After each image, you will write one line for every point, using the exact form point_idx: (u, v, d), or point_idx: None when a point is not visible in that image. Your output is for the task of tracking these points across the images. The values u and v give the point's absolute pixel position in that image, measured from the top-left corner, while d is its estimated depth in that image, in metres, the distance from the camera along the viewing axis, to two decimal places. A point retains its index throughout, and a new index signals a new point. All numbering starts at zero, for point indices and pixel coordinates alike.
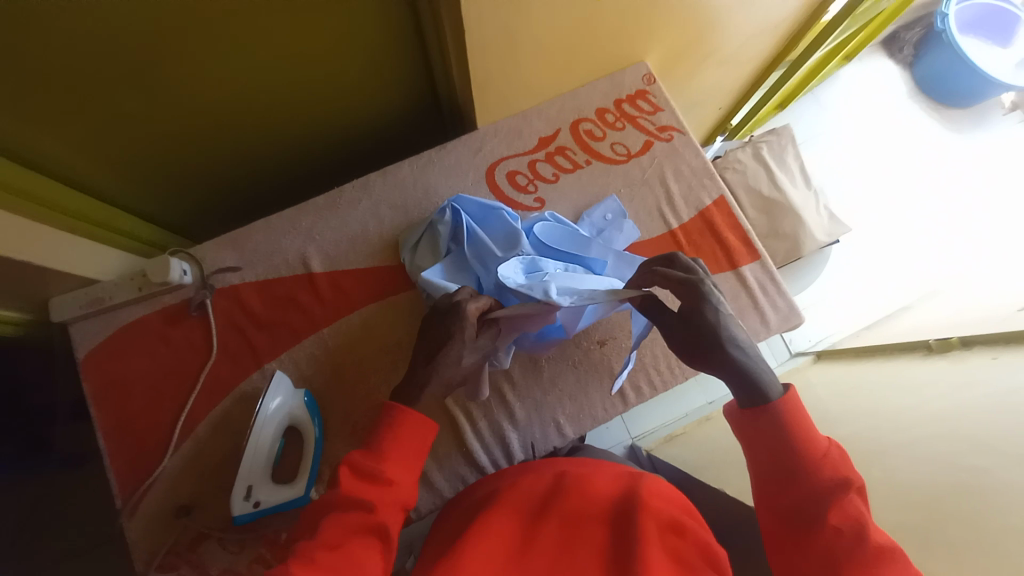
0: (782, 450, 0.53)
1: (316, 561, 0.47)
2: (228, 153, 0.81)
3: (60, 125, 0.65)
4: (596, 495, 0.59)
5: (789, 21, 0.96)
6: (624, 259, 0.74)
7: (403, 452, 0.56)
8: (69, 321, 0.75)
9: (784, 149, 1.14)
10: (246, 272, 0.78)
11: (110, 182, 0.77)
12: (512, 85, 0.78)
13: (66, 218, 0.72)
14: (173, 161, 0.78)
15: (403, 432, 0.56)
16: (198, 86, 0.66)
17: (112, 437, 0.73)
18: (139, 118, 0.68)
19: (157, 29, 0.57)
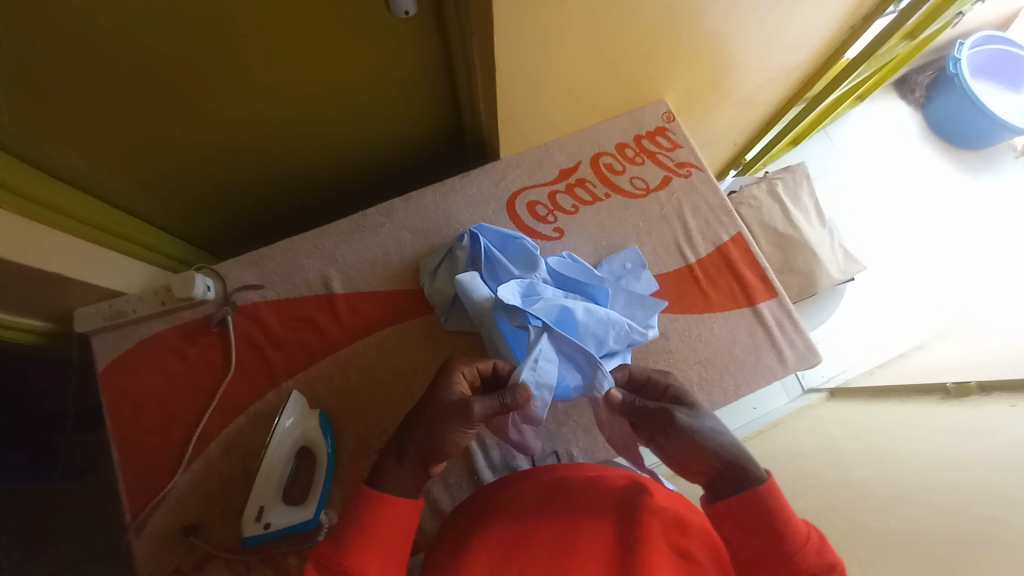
0: (760, 534, 0.51)
1: None
2: (253, 174, 0.83)
3: (99, 140, 0.67)
4: (596, 499, 0.57)
5: (805, 64, 0.98)
6: (635, 297, 0.76)
7: (376, 542, 0.50)
8: (91, 333, 0.77)
9: (799, 186, 1.15)
10: (267, 290, 0.79)
11: (140, 197, 0.79)
12: (536, 118, 0.80)
13: (96, 230, 0.74)
14: (202, 179, 0.80)
15: (382, 520, 0.51)
16: (233, 107, 0.69)
17: (125, 450, 0.73)
18: (174, 137, 0.71)
19: (200, 53, 0.60)
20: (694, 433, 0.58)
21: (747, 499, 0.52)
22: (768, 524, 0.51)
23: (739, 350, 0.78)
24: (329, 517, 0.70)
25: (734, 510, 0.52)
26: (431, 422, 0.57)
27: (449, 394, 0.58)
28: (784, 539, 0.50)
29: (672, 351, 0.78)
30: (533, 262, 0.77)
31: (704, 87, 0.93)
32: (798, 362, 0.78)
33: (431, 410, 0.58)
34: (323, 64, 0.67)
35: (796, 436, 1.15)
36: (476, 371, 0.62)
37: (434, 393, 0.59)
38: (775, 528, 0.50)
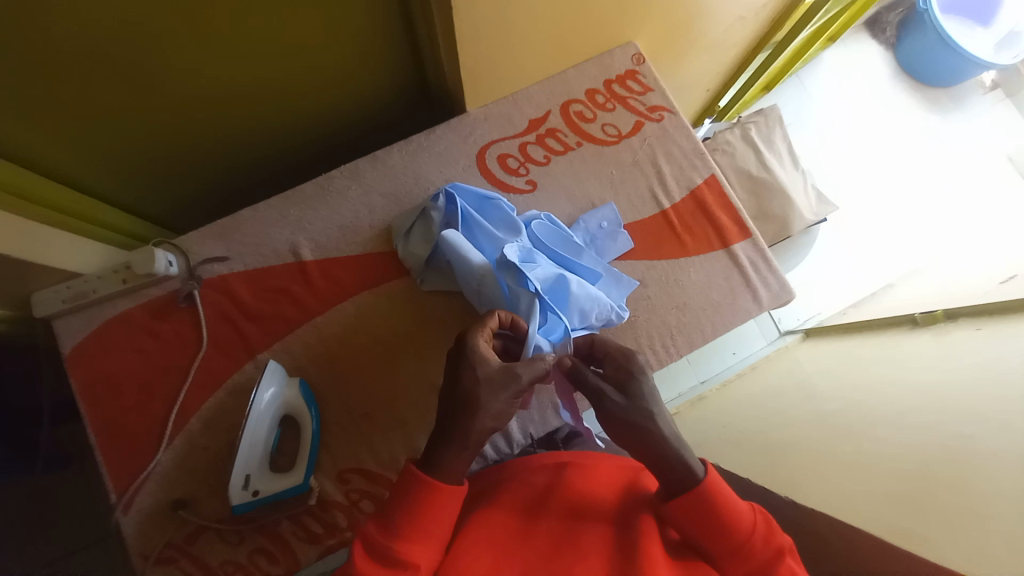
0: (705, 532, 0.53)
1: None
2: (206, 142, 0.78)
3: (30, 110, 0.62)
4: (599, 493, 0.61)
5: (776, 0, 0.96)
6: (611, 275, 0.75)
7: (427, 523, 0.52)
8: (52, 316, 0.73)
9: (772, 130, 1.15)
10: (234, 262, 0.77)
11: (86, 172, 0.74)
12: (501, 67, 0.77)
13: (42, 208, 0.70)
14: (152, 150, 0.75)
15: (434, 509, 0.53)
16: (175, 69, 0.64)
17: (102, 432, 0.71)
18: (114, 104, 0.66)
19: (130, 9, 0.55)
20: (632, 424, 0.56)
21: (692, 503, 0.53)
22: (711, 521, 0.53)
23: (716, 292, 0.79)
24: (318, 481, 0.70)
25: (681, 514, 0.53)
26: (480, 402, 0.55)
27: (485, 367, 0.56)
28: (725, 535, 0.52)
29: (650, 297, 0.78)
30: (518, 231, 0.74)
31: (674, 29, 0.90)
32: (773, 301, 0.80)
33: (475, 392, 0.55)
34: (265, 16, 0.62)
35: (773, 376, 1.18)
36: (490, 332, 0.61)
37: (468, 375, 0.56)
38: (719, 526, 0.52)
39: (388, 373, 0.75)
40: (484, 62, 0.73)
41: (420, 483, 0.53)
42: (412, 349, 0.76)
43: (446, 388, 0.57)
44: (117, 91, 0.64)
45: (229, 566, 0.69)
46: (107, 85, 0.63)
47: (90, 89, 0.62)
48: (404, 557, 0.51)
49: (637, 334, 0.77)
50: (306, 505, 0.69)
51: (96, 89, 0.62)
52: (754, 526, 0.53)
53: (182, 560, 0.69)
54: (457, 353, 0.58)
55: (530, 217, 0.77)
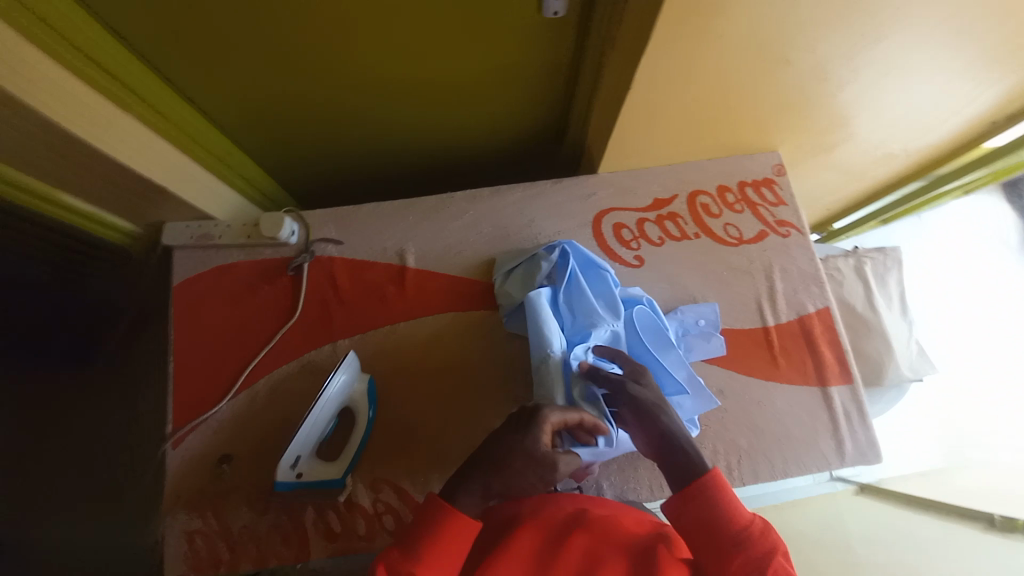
0: (705, 530, 0.51)
1: None
2: (356, 138, 0.82)
3: (233, 82, 0.68)
4: (610, 527, 0.56)
5: (935, 146, 0.92)
6: (693, 387, 0.71)
7: (440, 563, 0.49)
8: (176, 247, 0.79)
9: (888, 271, 1.09)
10: (345, 248, 0.81)
11: (253, 139, 0.81)
12: (646, 142, 0.78)
13: (205, 154, 0.76)
14: (316, 136, 0.81)
15: (447, 538, 0.50)
16: (361, 75, 0.69)
17: (181, 365, 0.76)
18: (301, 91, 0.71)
19: (346, 20, 0.60)
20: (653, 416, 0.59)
21: (693, 490, 0.53)
22: (711, 514, 0.52)
23: (797, 427, 0.75)
24: (352, 483, 0.71)
25: (684, 503, 0.53)
26: (514, 468, 0.54)
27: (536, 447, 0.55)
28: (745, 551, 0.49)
29: (727, 411, 0.75)
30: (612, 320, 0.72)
31: (821, 147, 0.89)
32: (856, 459, 0.74)
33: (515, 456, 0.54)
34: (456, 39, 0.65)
35: (813, 522, 1.09)
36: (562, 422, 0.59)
37: (523, 444, 0.55)
38: (728, 532, 0.50)
39: (449, 399, 0.75)
40: (635, 131, 0.74)
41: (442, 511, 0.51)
42: (478, 383, 0.76)
43: (497, 439, 0.56)
44: (303, 81, 0.69)
45: (246, 534, 0.70)
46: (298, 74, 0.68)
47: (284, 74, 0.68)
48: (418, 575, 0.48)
49: (703, 443, 0.74)
50: (334, 500, 0.70)
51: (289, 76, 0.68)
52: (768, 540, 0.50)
53: (207, 510, 0.71)
54: (523, 417, 0.57)
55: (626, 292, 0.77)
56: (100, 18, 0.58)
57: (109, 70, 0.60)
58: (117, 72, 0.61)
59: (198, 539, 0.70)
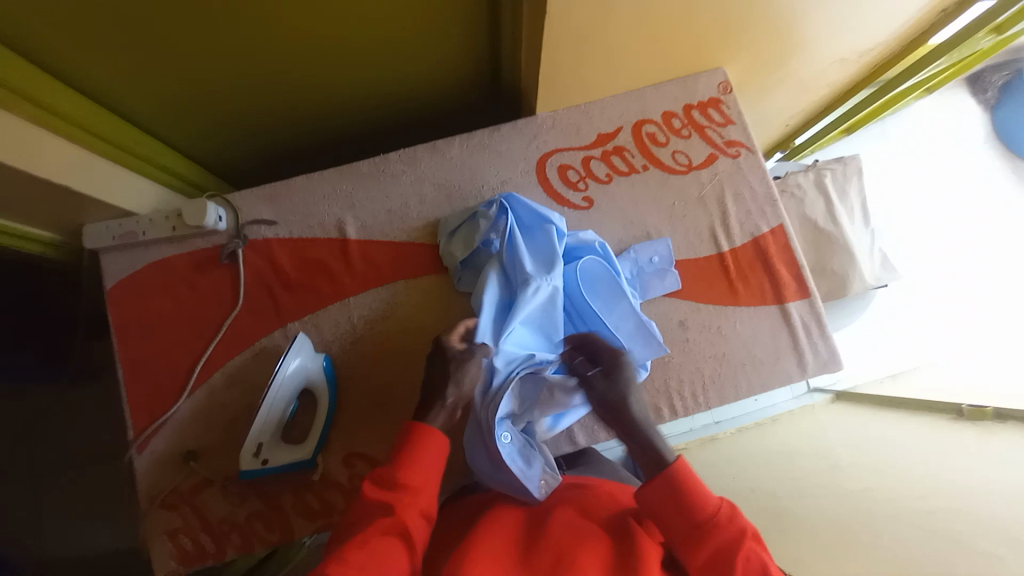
0: (676, 518, 0.53)
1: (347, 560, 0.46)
2: (272, 105, 0.76)
3: (113, 54, 0.61)
4: (587, 502, 0.58)
5: (888, 43, 0.87)
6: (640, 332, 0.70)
7: (426, 465, 0.55)
8: (101, 250, 0.75)
9: (848, 181, 1.07)
10: (281, 228, 0.77)
11: (160, 120, 0.74)
12: (580, 75, 0.73)
13: (107, 144, 0.70)
14: (226, 109, 0.75)
15: (424, 453, 0.56)
16: (254, 35, 0.63)
17: (130, 370, 0.73)
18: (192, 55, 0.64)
19: None
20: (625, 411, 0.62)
21: (663, 481, 0.54)
22: (680, 503, 0.53)
23: (758, 348, 0.75)
24: (324, 461, 0.71)
25: (655, 493, 0.54)
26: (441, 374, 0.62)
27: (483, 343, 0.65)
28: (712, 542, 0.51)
29: (690, 341, 0.75)
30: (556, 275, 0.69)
31: (768, 59, 0.84)
32: (818, 369, 0.75)
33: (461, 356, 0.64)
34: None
35: (792, 437, 1.13)
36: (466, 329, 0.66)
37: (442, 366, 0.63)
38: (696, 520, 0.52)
39: (410, 368, 0.74)
40: (565, 64, 0.69)
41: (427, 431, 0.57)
42: None
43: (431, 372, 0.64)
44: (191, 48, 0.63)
45: (227, 523, 0.71)
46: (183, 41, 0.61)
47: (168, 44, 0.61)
48: (405, 483, 0.53)
49: (667, 375, 0.74)
50: (308, 479, 0.70)
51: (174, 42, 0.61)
52: (737, 525, 0.51)
53: (184, 508, 0.71)
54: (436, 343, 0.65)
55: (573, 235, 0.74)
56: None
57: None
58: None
59: (181, 535, 0.71)
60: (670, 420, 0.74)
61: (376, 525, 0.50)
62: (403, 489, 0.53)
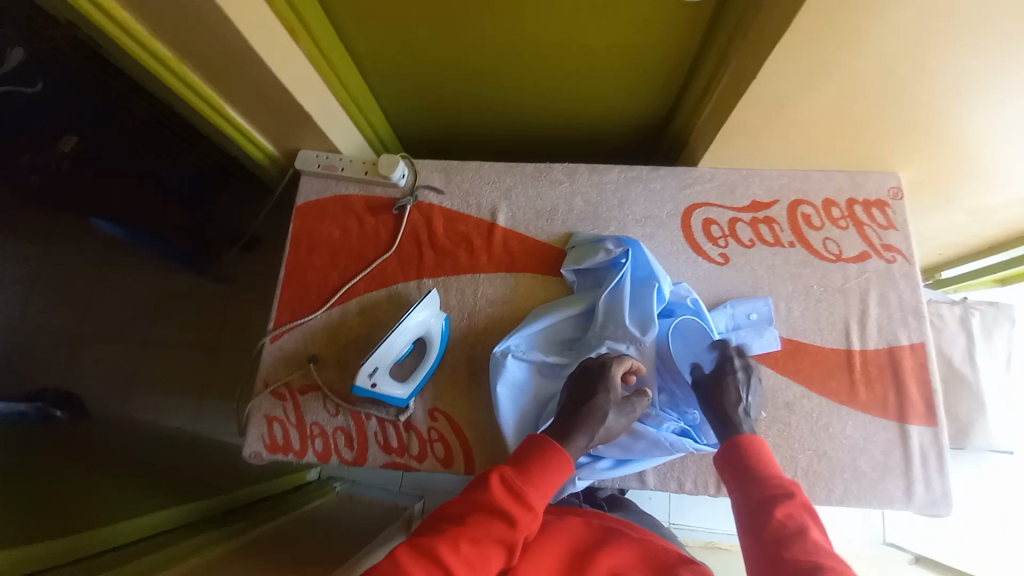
0: (744, 470, 0.59)
1: (458, 551, 0.50)
2: (474, 98, 0.87)
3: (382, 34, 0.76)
4: (626, 558, 0.58)
5: None
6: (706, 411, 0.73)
7: (548, 488, 0.56)
8: (304, 172, 0.90)
9: (1001, 329, 0.99)
10: (445, 199, 0.87)
11: (386, 89, 0.89)
12: (755, 143, 0.77)
13: (345, 94, 0.85)
14: (438, 95, 0.88)
15: (553, 469, 0.57)
16: (491, 45, 0.75)
17: (289, 272, 0.86)
18: (435, 51, 0.77)
19: None
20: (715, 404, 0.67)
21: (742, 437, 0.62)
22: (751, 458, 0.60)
23: (865, 459, 0.71)
24: (414, 405, 0.78)
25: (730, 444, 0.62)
26: None
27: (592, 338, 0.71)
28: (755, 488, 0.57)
29: (791, 425, 0.73)
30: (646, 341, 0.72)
31: (948, 178, 0.82)
32: (925, 506, 0.70)
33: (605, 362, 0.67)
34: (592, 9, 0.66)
35: None
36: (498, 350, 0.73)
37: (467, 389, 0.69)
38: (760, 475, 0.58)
39: None
40: (750, 128, 0.73)
41: (553, 449, 0.58)
42: None
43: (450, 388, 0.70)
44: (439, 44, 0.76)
45: (316, 428, 0.79)
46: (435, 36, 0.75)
47: (425, 35, 0.75)
48: (527, 502, 0.54)
49: None
50: (395, 417, 0.78)
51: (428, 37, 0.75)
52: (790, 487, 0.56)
53: (288, 401, 0.81)
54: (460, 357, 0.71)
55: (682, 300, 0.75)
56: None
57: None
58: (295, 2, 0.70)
59: (276, 424, 0.80)
60: None
61: (484, 531, 0.52)
62: (528, 508, 0.54)
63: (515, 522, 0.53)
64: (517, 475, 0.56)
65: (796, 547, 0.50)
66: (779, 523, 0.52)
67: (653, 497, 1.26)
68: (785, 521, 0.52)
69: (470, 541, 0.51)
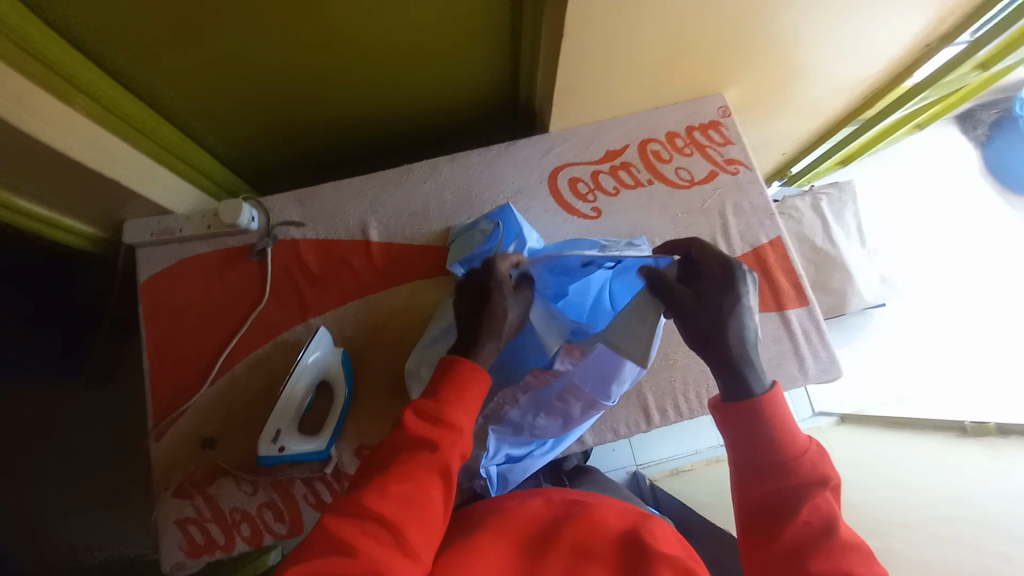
0: (758, 447, 0.50)
1: (386, 492, 0.47)
2: (306, 113, 0.81)
3: (175, 72, 0.68)
4: (597, 525, 0.57)
5: (873, 79, 0.96)
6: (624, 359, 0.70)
7: (473, 404, 0.53)
8: (138, 245, 0.80)
9: (844, 205, 1.12)
10: (308, 229, 0.81)
11: (203, 127, 0.80)
12: (591, 96, 0.80)
13: (154, 146, 0.76)
14: (266, 120, 0.81)
15: (472, 383, 0.54)
16: (301, 60, 0.69)
17: (155, 357, 0.76)
18: (243, 78, 0.71)
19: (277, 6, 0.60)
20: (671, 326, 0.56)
21: (752, 406, 0.51)
22: (767, 432, 0.50)
23: (762, 353, 0.78)
24: (337, 452, 0.72)
25: (741, 414, 0.51)
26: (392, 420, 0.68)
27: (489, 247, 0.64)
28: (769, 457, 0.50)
29: None
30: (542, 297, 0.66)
31: (763, 87, 0.91)
32: (820, 375, 0.77)
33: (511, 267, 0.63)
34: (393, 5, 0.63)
35: None
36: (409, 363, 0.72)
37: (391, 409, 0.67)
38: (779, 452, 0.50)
39: None
40: (582, 82, 0.74)
41: (465, 366, 0.55)
42: None
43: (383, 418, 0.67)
44: (244, 70, 0.69)
45: (238, 513, 0.71)
46: (236, 64, 0.68)
47: (224, 64, 0.68)
48: (446, 426, 0.51)
49: (674, 377, 0.78)
50: (321, 471, 0.71)
51: (227, 65, 0.68)
52: (816, 469, 0.49)
53: (197, 497, 0.72)
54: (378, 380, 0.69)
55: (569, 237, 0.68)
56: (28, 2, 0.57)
57: (39, 56, 0.59)
58: (51, 59, 0.60)
59: (192, 525, 0.71)
60: (677, 422, 0.77)
61: (407, 471, 0.48)
62: (447, 432, 0.51)
63: (440, 444, 0.50)
64: (431, 403, 0.53)
65: (819, 552, 0.45)
66: (802, 519, 0.47)
67: (616, 449, 1.30)
68: (811, 516, 0.47)
69: (394, 483, 0.47)
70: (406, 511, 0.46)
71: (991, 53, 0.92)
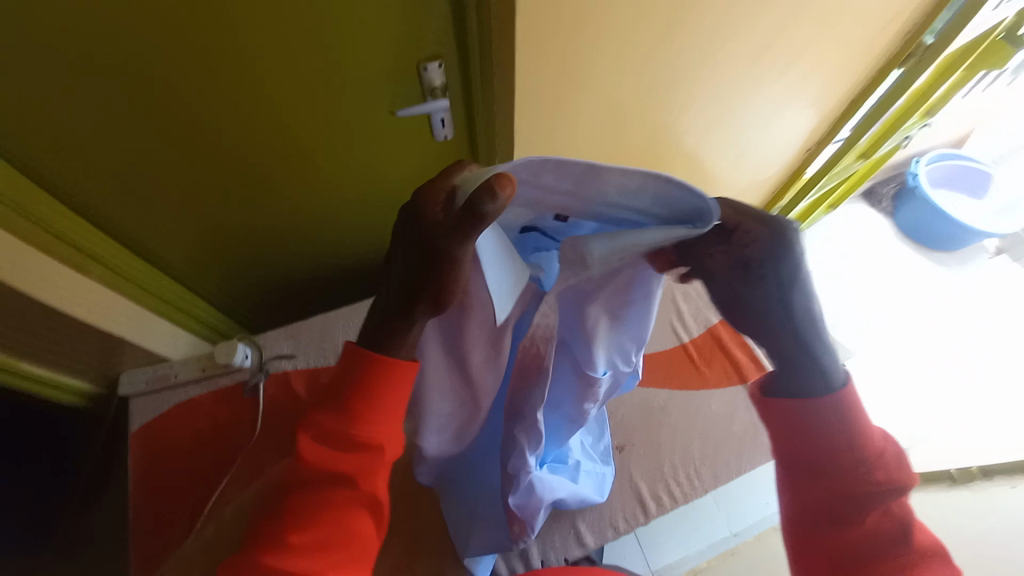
0: (837, 448, 0.48)
1: (291, 545, 0.49)
2: (295, 249, 0.88)
3: (180, 229, 0.75)
4: None
5: (773, 178, 1.15)
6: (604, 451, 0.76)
7: (392, 414, 0.49)
8: (133, 395, 0.85)
9: None
10: (298, 359, 0.87)
11: (199, 275, 0.86)
12: None
13: (154, 299, 0.81)
14: (260, 257, 0.87)
15: (391, 389, 0.48)
16: (296, 202, 0.77)
17: (144, 505, 0.77)
18: (242, 223, 0.78)
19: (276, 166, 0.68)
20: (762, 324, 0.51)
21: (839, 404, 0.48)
22: (851, 432, 0.48)
23: (737, 425, 0.83)
24: None
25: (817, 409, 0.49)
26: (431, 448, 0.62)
27: (455, 251, 0.39)
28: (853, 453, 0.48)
29: (674, 426, 0.83)
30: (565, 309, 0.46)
31: None
32: None
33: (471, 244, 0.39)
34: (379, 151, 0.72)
35: None
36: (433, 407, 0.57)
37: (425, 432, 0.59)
38: (858, 454, 0.48)
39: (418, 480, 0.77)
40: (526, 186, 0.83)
41: (385, 375, 0.48)
42: None
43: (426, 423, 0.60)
44: (244, 217, 0.77)
45: None
46: (236, 213, 0.76)
47: (225, 215, 0.75)
48: (367, 443, 0.49)
49: (661, 461, 0.81)
50: None
51: (228, 215, 0.75)
52: (888, 473, 0.48)
53: None
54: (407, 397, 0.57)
55: (633, 199, 0.39)
56: (48, 186, 0.63)
57: (58, 234, 0.65)
58: (71, 237, 0.66)
59: None
60: (673, 508, 0.77)
61: (339, 499, 0.50)
62: (373, 455, 0.50)
63: (353, 468, 0.50)
64: (342, 415, 0.49)
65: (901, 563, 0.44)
66: (873, 526, 0.47)
67: None
68: (882, 523, 0.47)
69: (327, 514, 0.50)
70: (350, 534, 0.51)
71: (868, 143, 1.07)
